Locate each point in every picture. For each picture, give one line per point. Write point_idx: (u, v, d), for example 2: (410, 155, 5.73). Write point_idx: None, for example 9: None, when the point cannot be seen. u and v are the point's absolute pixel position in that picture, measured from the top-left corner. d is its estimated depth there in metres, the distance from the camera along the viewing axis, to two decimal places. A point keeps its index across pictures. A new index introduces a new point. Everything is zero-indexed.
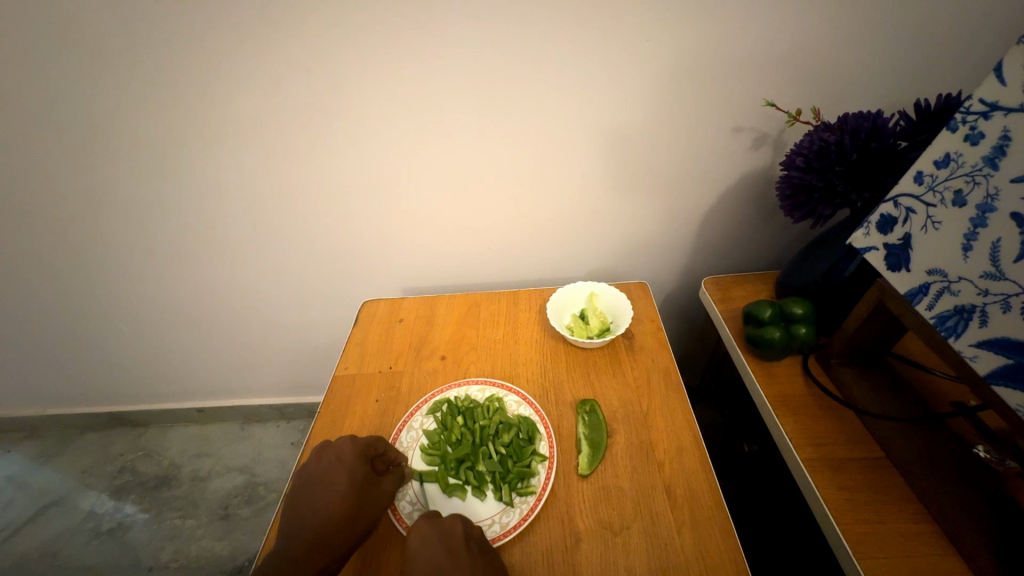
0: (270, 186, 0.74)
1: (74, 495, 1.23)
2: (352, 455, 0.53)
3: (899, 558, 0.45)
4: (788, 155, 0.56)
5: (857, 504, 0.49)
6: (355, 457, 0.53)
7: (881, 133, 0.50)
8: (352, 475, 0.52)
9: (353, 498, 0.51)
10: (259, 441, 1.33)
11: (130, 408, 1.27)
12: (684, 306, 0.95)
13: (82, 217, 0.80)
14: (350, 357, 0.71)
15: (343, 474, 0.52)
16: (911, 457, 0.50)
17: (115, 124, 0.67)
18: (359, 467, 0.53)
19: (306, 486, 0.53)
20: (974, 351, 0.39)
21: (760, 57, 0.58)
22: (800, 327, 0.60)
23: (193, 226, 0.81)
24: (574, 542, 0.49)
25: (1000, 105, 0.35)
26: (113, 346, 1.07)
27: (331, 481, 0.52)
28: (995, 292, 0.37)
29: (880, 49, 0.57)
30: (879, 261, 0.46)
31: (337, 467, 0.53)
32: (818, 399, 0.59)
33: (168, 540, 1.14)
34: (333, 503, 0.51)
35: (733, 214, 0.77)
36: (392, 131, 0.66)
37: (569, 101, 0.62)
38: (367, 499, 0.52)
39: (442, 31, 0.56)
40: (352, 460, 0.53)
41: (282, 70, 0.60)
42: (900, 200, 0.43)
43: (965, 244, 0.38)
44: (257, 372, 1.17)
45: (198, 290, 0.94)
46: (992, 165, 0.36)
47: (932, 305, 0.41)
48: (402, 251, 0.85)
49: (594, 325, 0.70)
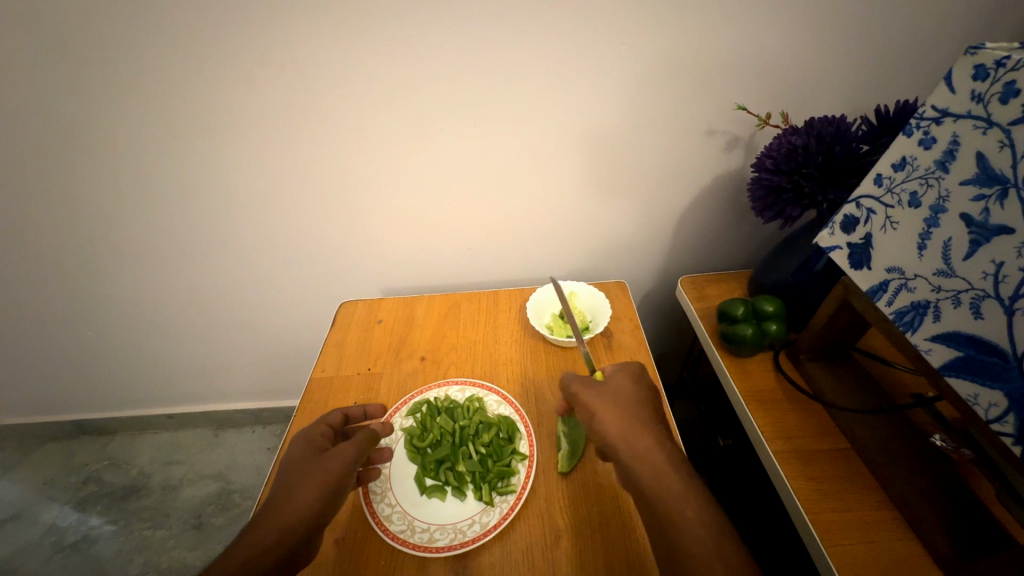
0: (245, 184, 0.72)
1: (34, 508, 1.17)
2: (304, 439, 0.50)
3: (863, 544, 0.47)
4: (758, 158, 0.58)
5: (825, 494, 0.51)
6: (307, 439, 0.50)
7: (844, 138, 0.52)
8: (306, 456, 0.48)
9: (314, 477, 0.47)
10: (235, 447, 1.30)
11: (95, 416, 1.22)
12: (662, 304, 0.97)
13: (45, 215, 0.77)
14: (328, 359, 0.70)
15: (297, 459, 0.48)
16: (875, 446, 0.52)
17: (85, 121, 0.65)
18: (311, 447, 0.50)
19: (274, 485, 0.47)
20: (928, 345, 0.41)
21: (731, 63, 0.60)
22: (771, 323, 0.62)
23: (163, 225, 0.78)
24: (553, 539, 0.50)
25: (950, 112, 0.37)
26: (75, 351, 1.03)
27: (288, 470, 0.48)
28: (946, 289, 0.39)
29: (841, 57, 0.60)
30: (843, 260, 0.47)
31: (292, 457, 0.49)
32: (788, 393, 0.61)
33: (136, 553, 1.10)
34: (303, 490, 0.46)
35: (707, 214, 0.79)
36: (368, 130, 0.65)
37: (546, 102, 0.63)
38: (325, 470, 0.47)
39: (420, 32, 0.56)
40: (305, 442, 0.50)
41: (254, 66, 0.59)
42: (861, 202, 0.45)
43: (920, 243, 0.40)
44: (232, 377, 1.14)
45: (169, 292, 0.91)
46: (943, 168, 0.38)
47: (891, 302, 0.43)
48: (381, 251, 0.84)
49: (573, 323, 0.71)
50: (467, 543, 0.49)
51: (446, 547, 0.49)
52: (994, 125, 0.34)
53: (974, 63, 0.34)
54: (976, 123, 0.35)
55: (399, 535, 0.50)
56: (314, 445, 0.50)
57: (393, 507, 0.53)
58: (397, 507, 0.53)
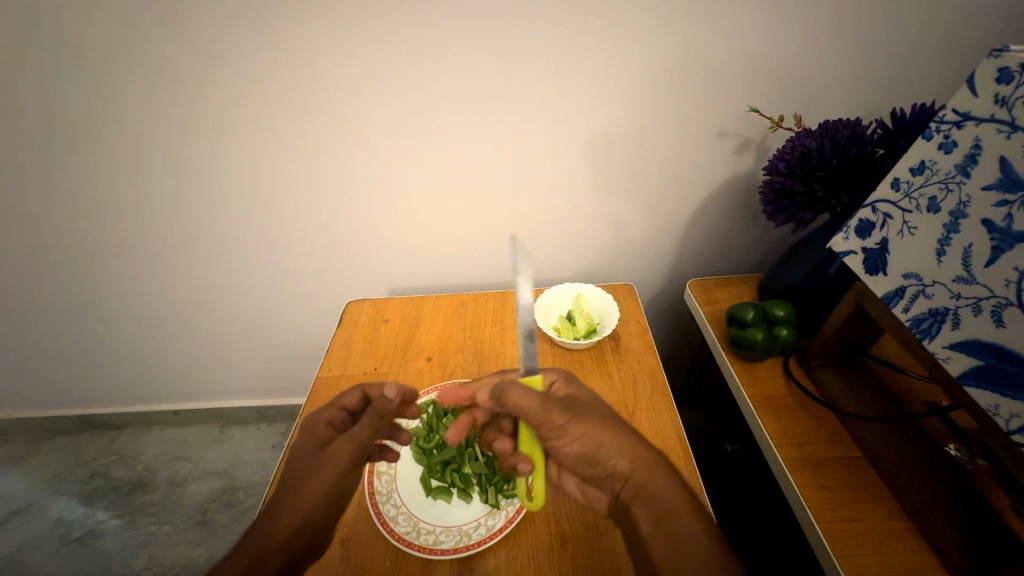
0: (254, 181, 0.73)
1: (42, 502, 1.18)
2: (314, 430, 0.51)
3: (876, 555, 0.46)
4: (771, 161, 0.57)
5: (837, 502, 0.50)
6: (318, 429, 0.51)
7: (859, 141, 0.52)
8: (310, 450, 0.49)
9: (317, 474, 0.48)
10: (240, 444, 1.30)
11: (103, 411, 1.23)
12: (670, 307, 0.96)
13: (57, 211, 0.77)
14: (335, 358, 0.70)
15: (302, 453, 0.49)
16: (888, 456, 0.51)
17: (99, 117, 0.66)
18: (316, 440, 0.50)
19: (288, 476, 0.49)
20: (947, 353, 0.40)
21: (744, 64, 0.59)
22: (781, 328, 0.62)
23: (172, 221, 0.79)
24: (560, 543, 0.50)
25: (973, 116, 0.36)
26: (84, 346, 1.03)
27: (297, 464, 0.49)
28: (966, 296, 0.38)
29: (856, 58, 0.59)
30: (857, 265, 0.46)
31: (301, 450, 0.50)
32: (799, 400, 0.60)
33: (142, 548, 1.10)
34: (309, 487, 0.47)
35: (718, 217, 0.78)
36: (377, 128, 0.65)
37: (556, 102, 0.63)
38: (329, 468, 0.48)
39: (429, 30, 0.56)
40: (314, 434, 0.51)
41: (265, 64, 0.60)
42: (878, 206, 0.44)
43: (939, 248, 0.40)
44: (238, 374, 1.14)
45: (177, 289, 0.91)
46: (964, 173, 0.37)
47: (908, 308, 0.42)
48: (389, 251, 0.84)
49: (581, 325, 0.71)
50: (472, 545, 0.49)
51: (452, 549, 0.49)
52: (1018, 129, 0.33)
53: (997, 65, 0.34)
54: (999, 127, 0.34)
55: (404, 536, 0.50)
56: (319, 439, 0.50)
57: (398, 508, 0.52)
58: (402, 508, 0.52)
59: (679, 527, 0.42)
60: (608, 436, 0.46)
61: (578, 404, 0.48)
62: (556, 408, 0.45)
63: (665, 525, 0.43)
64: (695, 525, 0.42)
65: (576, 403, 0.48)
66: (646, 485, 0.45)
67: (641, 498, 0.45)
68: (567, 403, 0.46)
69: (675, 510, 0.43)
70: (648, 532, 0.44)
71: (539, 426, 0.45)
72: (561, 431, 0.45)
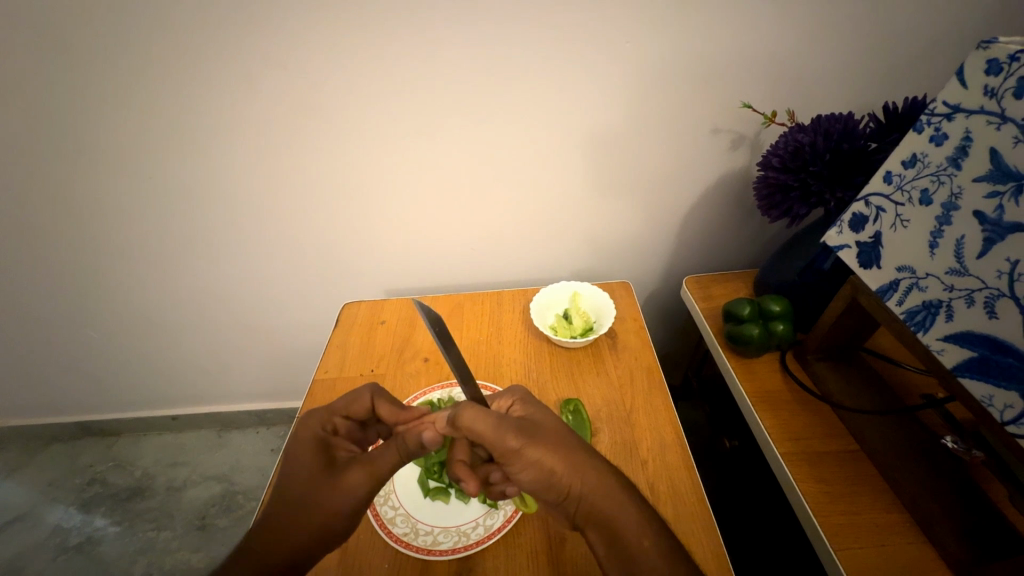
0: (248, 184, 0.72)
1: (39, 510, 1.18)
2: (318, 439, 0.49)
3: (874, 548, 0.46)
4: (764, 156, 0.57)
5: (834, 496, 0.50)
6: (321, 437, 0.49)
7: (852, 135, 0.52)
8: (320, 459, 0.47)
9: (328, 488, 0.45)
10: (239, 448, 1.30)
11: (99, 417, 1.22)
12: (667, 304, 0.96)
13: (47, 216, 0.77)
14: (331, 360, 0.70)
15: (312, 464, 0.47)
16: (884, 448, 0.52)
17: (87, 120, 0.65)
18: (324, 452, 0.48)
19: (295, 484, 0.45)
20: (940, 345, 0.40)
21: (736, 59, 0.59)
22: (778, 324, 0.62)
23: (166, 225, 0.78)
24: (560, 540, 0.50)
25: (963, 108, 0.36)
26: (78, 352, 1.03)
27: (304, 475, 0.46)
28: (959, 288, 0.38)
29: (847, 52, 0.59)
30: (851, 259, 0.47)
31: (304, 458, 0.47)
32: (795, 394, 0.60)
33: (141, 554, 1.10)
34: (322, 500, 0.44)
35: (712, 213, 0.78)
36: (369, 129, 0.65)
37: (548, 100, 0.62)
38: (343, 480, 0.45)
39: (420, 30, 0.56)
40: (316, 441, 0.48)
41: (255, 65, 0.59)
42: (870, 200, 0.44)
43: (931, 241, 0.40)
44: (236, 377, 1.14)
45: (173, 294, 0.91)
46: (955, 165, 0.37)
47: (902, 301, 0.43)
48: (385, 252, 0.83)
49: (577, 324, 0.71)
50: (471, 545, 0.49)
51: (450, 549, 0.49)
52: (1008, 120, 0.33)
53: (987, 57, 0.34)
54: (989, 118, 0.34)
55: (402, 538, 0.50)
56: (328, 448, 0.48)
57: (397, 509, 0.52)
58: (401, 509, 0.52)
59: (635, 550, 0.41)
60: (561, 462, 0.45)
61: (531, 425, 0.47)
62: (510, 432, 0.44)
63: (620, 549, 0.42)
64: (645, 539, 0.42)
65: (530, 427, 0.46)
66: (605, 510, 0.43)
67: (600, 524, 0.43)
68: (522, 426, 0.45)
69: (628, 529, 0.42)
70: (608, 557, 0.42)
71: (493, 449, 0.45)
72: (515, 457, 0.44)
